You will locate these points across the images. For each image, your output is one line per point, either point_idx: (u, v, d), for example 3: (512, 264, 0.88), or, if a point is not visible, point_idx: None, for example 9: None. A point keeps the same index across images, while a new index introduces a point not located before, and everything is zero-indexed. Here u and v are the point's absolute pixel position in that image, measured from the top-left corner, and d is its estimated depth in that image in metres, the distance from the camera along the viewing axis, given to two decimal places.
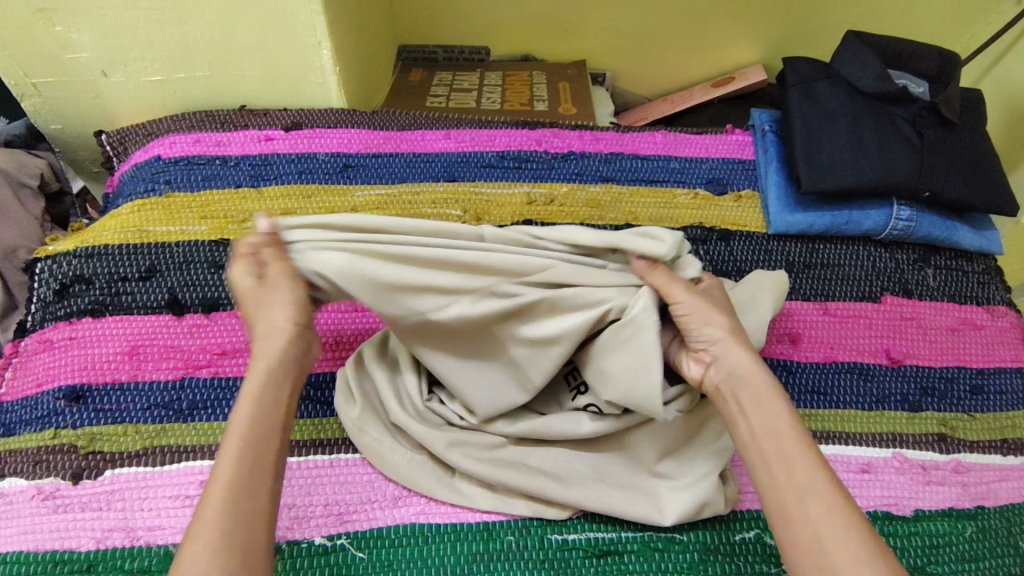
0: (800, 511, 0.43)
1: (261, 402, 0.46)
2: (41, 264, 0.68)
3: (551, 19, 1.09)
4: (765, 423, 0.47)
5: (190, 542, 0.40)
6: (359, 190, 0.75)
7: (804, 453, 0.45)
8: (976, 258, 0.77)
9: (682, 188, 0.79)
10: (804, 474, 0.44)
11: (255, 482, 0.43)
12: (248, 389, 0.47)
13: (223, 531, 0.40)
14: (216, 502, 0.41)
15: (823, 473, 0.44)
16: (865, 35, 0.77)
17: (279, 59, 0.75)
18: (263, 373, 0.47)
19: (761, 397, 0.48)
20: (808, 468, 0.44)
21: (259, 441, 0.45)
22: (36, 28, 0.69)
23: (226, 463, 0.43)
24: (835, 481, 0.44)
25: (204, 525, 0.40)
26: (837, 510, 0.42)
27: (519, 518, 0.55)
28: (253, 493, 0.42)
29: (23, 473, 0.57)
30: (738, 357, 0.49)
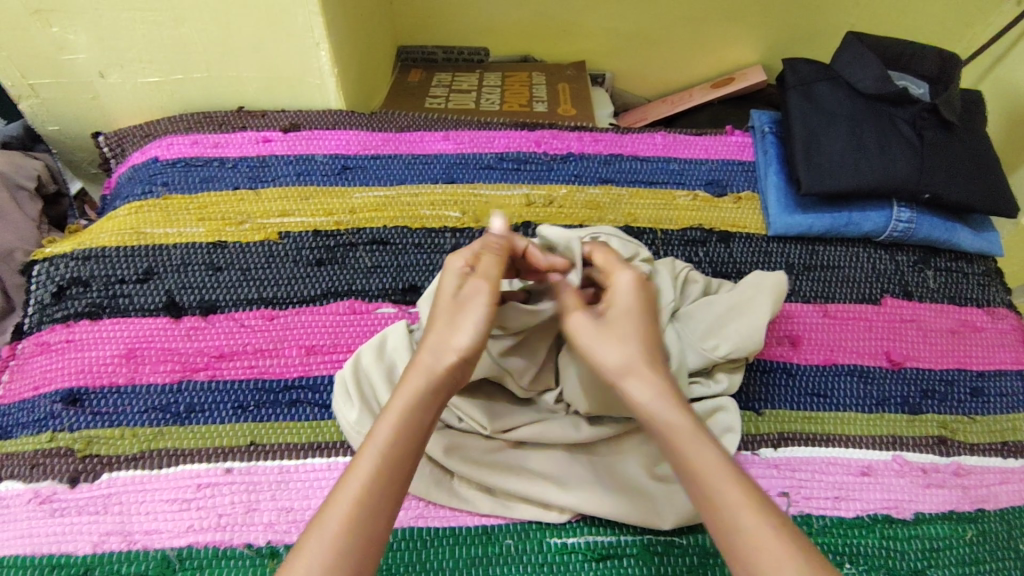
0: (736, 555, 0.40)
1: (404, 420, 0.45)
2: (38, 266, 0.68)
3: (551, 20, 1.08)
4: (683, 460, 0.43)
5: (303, 552, 0.40)
6: (358, 191, 0.75)
7: (731, 488, 0.42)
8: (976, 260, 0.77)
9: (682, 190, 0.78)
10: (731, 513, 0.41)
11: (381, 510, 0.42)
12: (399, 400, 0.45)
13: (336, 552, 0.40)
14: (338, 515, 0.41)
15: (753, 508, 0.41)
16: (865, 36, 0.77)
17: (277, 61, 0.75)
18: (414, 390, 0.46)
19: (675, 432, 0.44)
20: (737, 504, 0.41)
21: (396, 464, 0.43)
22: (32, 29, 0.69)
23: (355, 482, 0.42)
24: (767, 512, 0.41)
25: (321, 539, 0.40)
26: (769, 546, 0.39)
27: (519, 521, 0.55)
28: (372, 521, 0.41)
29: (20, 477, 0.56)
30: (646, 390, 0.46)
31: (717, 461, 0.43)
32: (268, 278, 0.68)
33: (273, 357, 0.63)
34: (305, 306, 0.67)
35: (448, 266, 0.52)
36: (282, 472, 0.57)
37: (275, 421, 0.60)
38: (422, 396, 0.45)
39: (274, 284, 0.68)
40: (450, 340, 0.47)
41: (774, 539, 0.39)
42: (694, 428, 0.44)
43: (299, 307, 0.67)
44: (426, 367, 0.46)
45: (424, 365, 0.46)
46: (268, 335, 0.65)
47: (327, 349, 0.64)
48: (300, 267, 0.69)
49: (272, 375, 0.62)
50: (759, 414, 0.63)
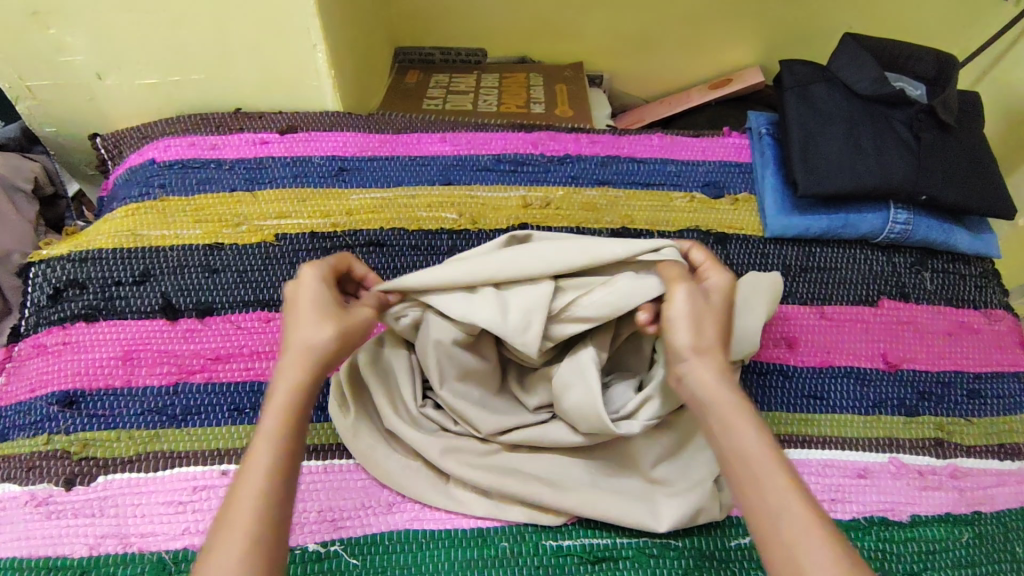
0: (776, 534, 0.40)
1: (285, 407, 0.46)
2: (35, 269, 0.68)
3: (548, 21, 1.08)
4: (733, 441, 0.44)
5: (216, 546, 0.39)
6: (355, 193, 0.75)
7: (777, 471, 0.42)
8: (974, 262, 0.77)
9: (679, 192, 0.78)
10: (775, 495, 0.41)
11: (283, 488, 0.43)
12: (275, 401, 0.46)
13: (254, 539, 0.39)
14: (247, 503, 0.41)
15: (797, 494, 0.41)
16: (862, 38, 0.77)
17: (274, 62, 0.75)
18: (288, 379, 0.47)
19: (728, 414, 0.46)
20: (783, 485, 0.42)
21: (287, 444, 0.44)
22: (28, 30, 0.69)
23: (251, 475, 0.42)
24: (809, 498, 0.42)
25: (231, 534, 0.39)
26: (811, 529, 0.39)
27: (514, 524, 0.55)
28: (278, 503, 0.42)
29: (15, 479, 0.56)
30: (707, 371, 0.47)
31: (767, 447, 0.44)
32: (265, 280, 0.68)
33: (270, 359, 0.63)
34: None
35: (302, 275, 0.52)
36: None
37: None
38: (301, 384, 0.47)
39: (271, 286, 0.68)
40: (301, 331, 0.49)
41: (816, 522, 0.40)
42: (747, 412, 0.46)
43: None
44: (300, 359, 0.48)
45: (297, 353, 0.48)
46: (264, 337, 0.65)
47: None
48: (297, 268, 0.69)
49: (268, 377, 0.62)
50: None
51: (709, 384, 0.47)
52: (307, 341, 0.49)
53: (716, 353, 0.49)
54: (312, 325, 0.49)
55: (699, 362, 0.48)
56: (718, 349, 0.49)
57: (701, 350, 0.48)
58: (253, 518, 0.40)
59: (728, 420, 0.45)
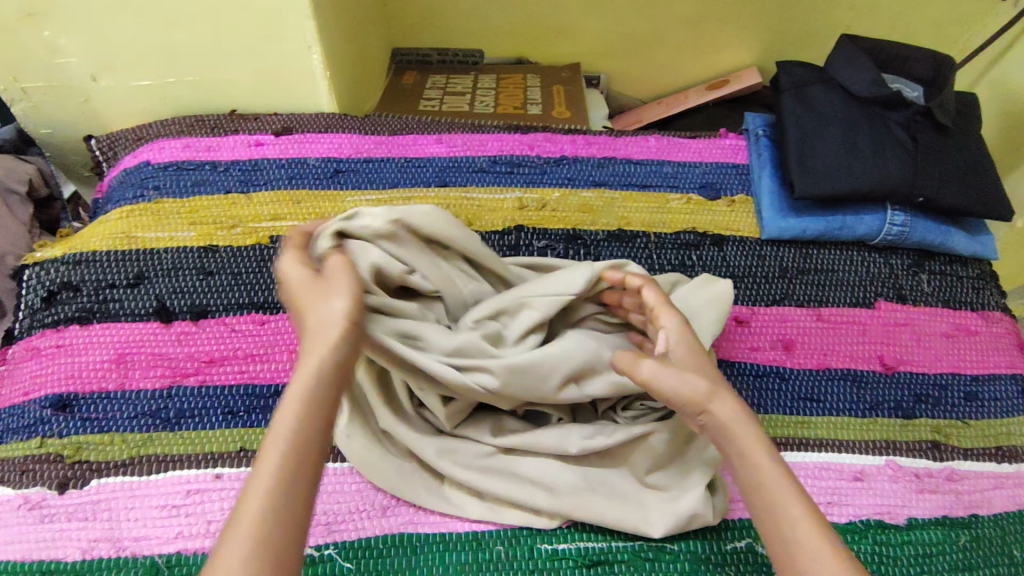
0: (791, 561, 0.41)
1: (306, 397, 0.42)
2: (29, 271, 0.67)
3: (546, 22, 1.08)
4: (752, 475, 0.44)
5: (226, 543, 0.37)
6: (350, 195, 0.75)
7: (794, 501, 0.43)
8: (971, 264, 0.77)
9: (675, 193, 0.78)
10: (790, 525, 0.42)
11: (297, 476, 0.40)
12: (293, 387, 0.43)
13: (262, 538, 0.37)
14: (257, 499, 0.38)
15: (812, 521, 0.42)
16: (859, 39, 0.77)
17: (269, 63, 0.75)
18: (314, 364, 0.43)
19: (748, 447, 0.45)
20: (798, 515, 0.42)
21: (310, 436, 0.41)
22: (22, 32, 0.69)
23: (264, 473, 0.39)
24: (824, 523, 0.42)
25: (239, 533, 0.37)
26: (832, 562, 0.40)
27: (509, 528, 0.55)
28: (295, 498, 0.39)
29: (9, 482, 0.56)
30: (727, 409, 0.47)
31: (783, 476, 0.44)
32: (259, 281, 0.68)
33: (265, 362, 0.63)
34: None
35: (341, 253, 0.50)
36: None
37: (266, 427, 0.60)
38: (318, 371, 0.43)
39: (265, 289, 0.67)
40: (321, 311, 0.45)
41: (831, 549, 0.40)
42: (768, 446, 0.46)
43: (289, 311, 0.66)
44: (321, 344, 0.44)
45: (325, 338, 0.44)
46: (259, 340, 0.64)
47: None
48: None
49: (262, 380, 0.62)
50: (751, 419, 0.63)
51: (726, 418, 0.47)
52: (327, 328, 0.45)
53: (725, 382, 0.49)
54: (333, 301, 0.46)
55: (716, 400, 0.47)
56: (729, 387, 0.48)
57: (714, 386, 0.48)
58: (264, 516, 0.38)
59: (746, 453, 0.45)
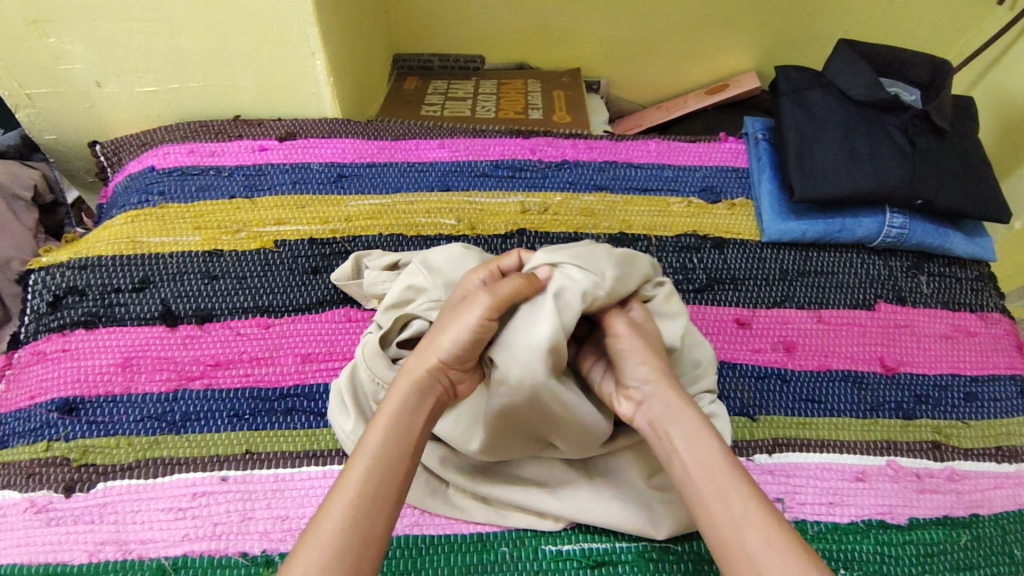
0: (739, 549, 0.41)
1: (394, 426, 0.46)
2: (34, 275, 0.68)
3: (546, 28, 1.09)
4: (694, 459, 0.46)
5: (299, 557, 0.40)
6: (353, 200, 0.75)
7: (735, 488, 0.44)
8: (969, 266, 0.77)
9: (675, 197, 0.79)
10: (733, 513, 0.43)
11: (383, 496, 0.44)
12: (386, 412, 0.47)
13: (337, 549, 0.40)
14: (338, 510, 0.42)
15: (758, 507, 0.43)
16: (857, 44, 0.78)
17: (273, 69, 0.76)
18: (403, 394, 0.48)
19: (684, 438, 0.47)
20: (741, 502, 0.43)
21: (389, 468, 0.45)
22: (28, 39, 0.69)
23: (346, 490, 0.43)
24: (768, 506, 0.43)
25: (319, 538, 0.41)
26: (772, 535, 0.41)
27: (514, 529, 0.55)
28: (370, 518, 0.42)
29: (16, 485, 0.56)
30: (666, 397, 0.49)
31: (726, 464, 0.45)
32: (264, 285, 0.68)
33: (270, 365, 0.64)
34: (300, 314, 0.67)
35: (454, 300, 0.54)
36: (277, 480, 0.57)
37: (271, 429, 0.60)
38: (408, 405, 0.47)
39: (269, 293, 0.68)
40: (437, 348, 0.49)
41: (778, 534, 0.41)
42: (706, 430, 0.47)
43: (294, 315, 0.67)
44: (406, 385, 0.48)
45: (410, 378, 0.49)
46: (264, 343, 0.65)
47: (323, 357, 0.64)
48: (296, 275, 0.69)
49: (266, 384, 0.63)
50: (753, 420, 0.63)
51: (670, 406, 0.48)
52: (433, 368, 0.49)
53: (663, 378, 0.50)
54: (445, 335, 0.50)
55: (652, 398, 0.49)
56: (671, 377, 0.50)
57: (655, 385, 0.49)
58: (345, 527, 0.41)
59: (687, 447, 0.46)
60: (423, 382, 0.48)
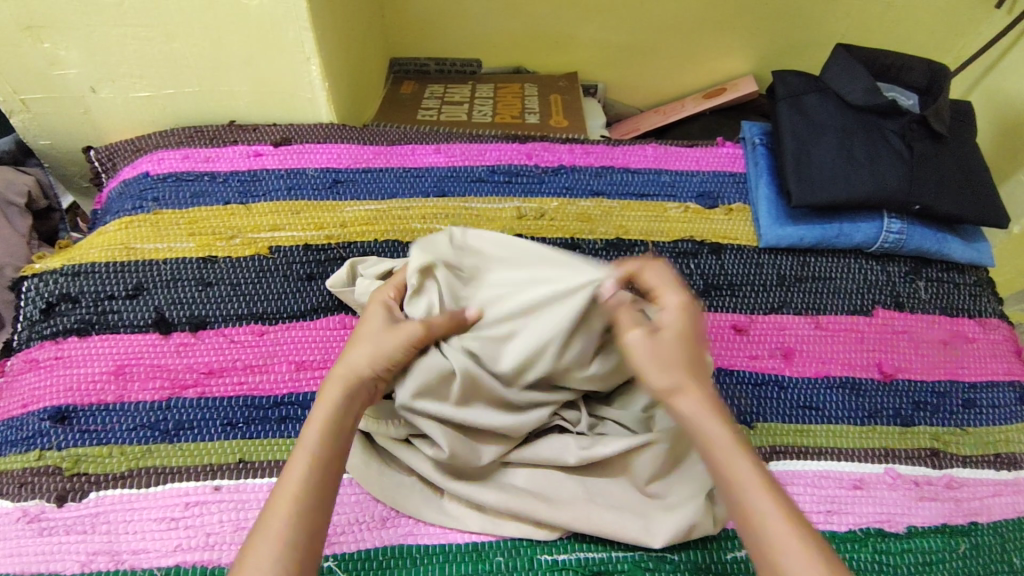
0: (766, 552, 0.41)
1: (330, 424, 0.48)
2: (28, 282, 0.67)
3: (543, 32, 1.09)
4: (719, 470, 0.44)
5: (247, 560, 0.42)
6: (348, 206, 0.75)
7: (764, 498, 0.43)
8: (968, 271, 0.77)
9: (673, 202, 0.79)
10: (763, 521, 0.42)
11: (324, 490, 0.46)
12: (320, 411, 0.49)
13: (287, 543, 0.42)
14: (283, 507, 0.44)
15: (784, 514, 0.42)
16: (854, 49, 0.78)
17: (269, 75, 0.75)
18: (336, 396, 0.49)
19: (711, 441, 0.45)
20: (769, 511, 0.42)
21: (327, 463, 0.47)
22: (22, 44, 0.69)
23: (287, 487, 0.45)
24: (789, 510, 0.42)
25: (267, 536, 0.42)
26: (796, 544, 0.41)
27: (507, 539, 0.55)
28: (312, 510, 0.44)
29: (8, 495, 0.56)
30: (690, 402, 0.46)
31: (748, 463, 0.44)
32: (259, 293, 0.68)
33: (264, 373, 0.63)
34: (294, 322, 0.67)
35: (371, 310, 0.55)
36: (271, 490, 0.56)
37: (265, 438, 0.59)
38: (340, 403, 0.49)
39: (264, 299, 0.67)
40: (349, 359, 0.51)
41: (804, 547, 0.40)
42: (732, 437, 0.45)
43: (289, 321, 0.66)
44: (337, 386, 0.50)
45: (339, 383, 0.50)
46: (258, 351, 0.64)
47: (318, 365, 0.64)
48: (291, 281, 0.69)
49: (260, 392, 0.62)
50: (750, 427, 0.63)
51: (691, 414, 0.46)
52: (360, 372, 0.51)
53: (700, 375, 0.48)
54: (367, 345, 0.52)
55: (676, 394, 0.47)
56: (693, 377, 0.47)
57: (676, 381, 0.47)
58: (288, 523, 0.43)
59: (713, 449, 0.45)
60: (350, 380, 0.50)
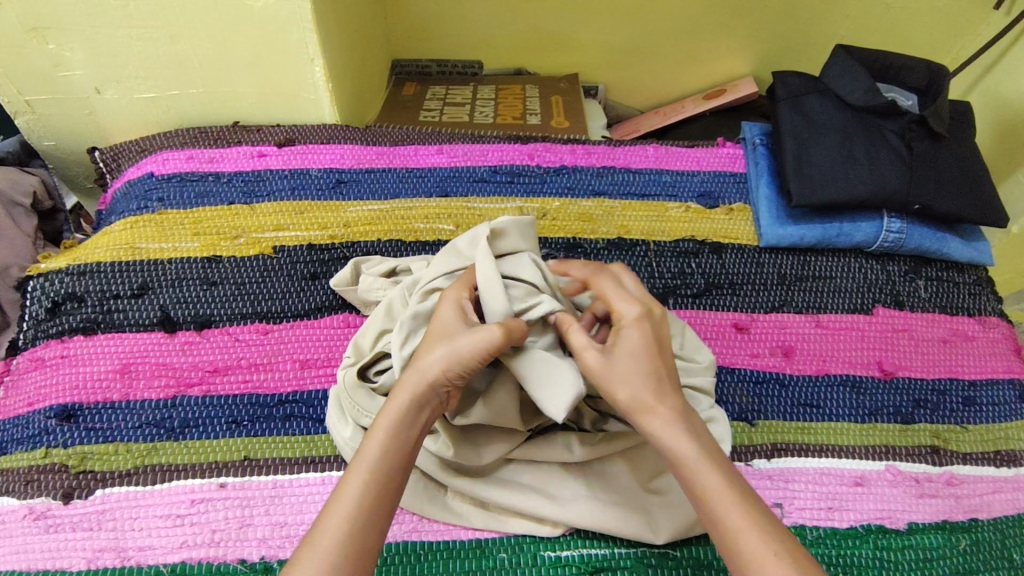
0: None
1: (394, 432, 0.45)
2: (34, 282, 0.68)
3: (544, 34, 1.09)
4: (693, 490, 0.44)
5: (303, 553, 0.40)
6: (352, 206, 0.75)
7: (741, 519, 0.42)
8: (967, 270, 0.78)
9: (674, 202, 0.79)
10: (737, 541, 0.41)
11: (380, 506, 0.43)
12: (383, 420, 0.45)
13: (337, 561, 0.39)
14: (337, 523, 0.41)
15: (754, 529, 0.41)
16: (853, 50, 0.79)
17: (274, 76, 0.76)
18: (403, 403, 0.46)
19: (681, 463, 0.44)
20: (749, 534, 0.41)
21: (388, 477, 0.43)
22: (28, 46, 0.70)
23: (342, 502, 0.42)
24: (776, 534, 0.41)
25: (316, 548, 0.40)
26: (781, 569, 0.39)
27: (512, 536, 0.55)
28: (366, 529, 0.41)
29: (14, 492, 0.56)
30: (654, 422, 0.46)
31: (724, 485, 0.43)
32: (263, 292, 0.68)
33: (268, 372, 0.64)
34: (299, 320, 0.67)
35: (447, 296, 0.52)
36: (276, 487, 0.57)
37: (270, 436, 0.60)
38: (407, 413, 0.46)
39: (268, 298, 0.68)
40: (430, 360, 0.47)
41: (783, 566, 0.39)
42: (703, 457, 0.44)
43: (294, 320, 0.67)
44: (404, 394, 0.46)
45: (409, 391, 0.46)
46: (262, 349, 0.65)
47: (322, 363, 0.64)
48: (295, 280, 0.69)
49: (265, 390, 0.63)
50: (752, 425, 0.63)
51: (658, 432, 0.46)
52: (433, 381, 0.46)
53: (666, 393, 0.47)
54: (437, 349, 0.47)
55: (642, 411, 0.46)
56: (660, 392, 0.47)
57: (640, 397, 0.46)
58: (340, 539, 0.40)
59: (683, 470, 0.44)
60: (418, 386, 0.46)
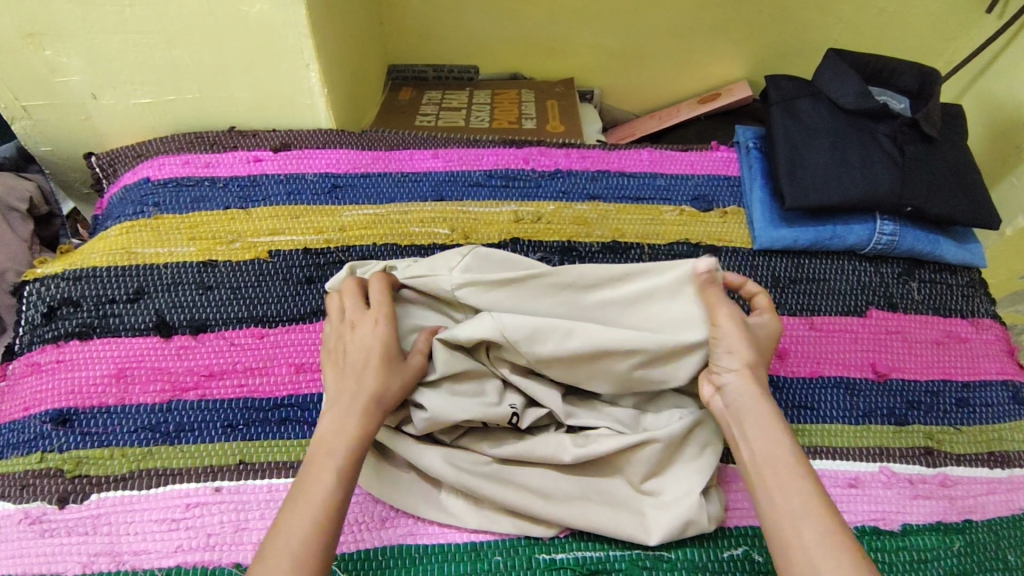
0: (790, 530, 0.44)
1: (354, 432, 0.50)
2: (30, 287, 0.68)
3: (539, 39, 1.10)
4: (757, 448, 0.49)
5: (274, 544, 0.44)
6: (347, 210, 0.76)
7: (799, 480, 0.46)
8: (960, 271, 0.78)
9: (668, 206, 0.80)
10: (792, 498, 0.45)
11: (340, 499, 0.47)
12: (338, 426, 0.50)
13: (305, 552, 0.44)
14: (304, 516, 0.45)
15: (820, 499, 0.45)
16: (844, 54, 0.79)
17: (270, 82, 0.76)
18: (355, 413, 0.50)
19: (752, 420, 0.50)
20: (802, 493, 0.45)
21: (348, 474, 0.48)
22: (25, 52, 0.70)
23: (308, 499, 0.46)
24: (828, 503, 0.45)
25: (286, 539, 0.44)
26: (828, 528, 0.43)
27: (506, 537, 0.55)
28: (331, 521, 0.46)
29: (10, 497, 0.56)
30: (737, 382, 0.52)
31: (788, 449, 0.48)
32: (258, 296, 0.68)
33: (263, 376, 0.64)
34: (294, 324, 0.67)
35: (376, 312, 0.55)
36: (271, 490, 0.57)
37: (265, 439, 0.60)
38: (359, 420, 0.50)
39: (263, 303, 0.68)
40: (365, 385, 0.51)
41: (833, 526, 0.43)
42: (776, 422, 0.50)
43: (289, 324, 0.67)
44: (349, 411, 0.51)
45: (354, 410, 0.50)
46: (257, 353, 0.65)
47: (316, 367, 0.64)
48: (290, 284, 0.69)
49: (261, 394, 0.63)
50: None
51: (738, 393, 0.51)
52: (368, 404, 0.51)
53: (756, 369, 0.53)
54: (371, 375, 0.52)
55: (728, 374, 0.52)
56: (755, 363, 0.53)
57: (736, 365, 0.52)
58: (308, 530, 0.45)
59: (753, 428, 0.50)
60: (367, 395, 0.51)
